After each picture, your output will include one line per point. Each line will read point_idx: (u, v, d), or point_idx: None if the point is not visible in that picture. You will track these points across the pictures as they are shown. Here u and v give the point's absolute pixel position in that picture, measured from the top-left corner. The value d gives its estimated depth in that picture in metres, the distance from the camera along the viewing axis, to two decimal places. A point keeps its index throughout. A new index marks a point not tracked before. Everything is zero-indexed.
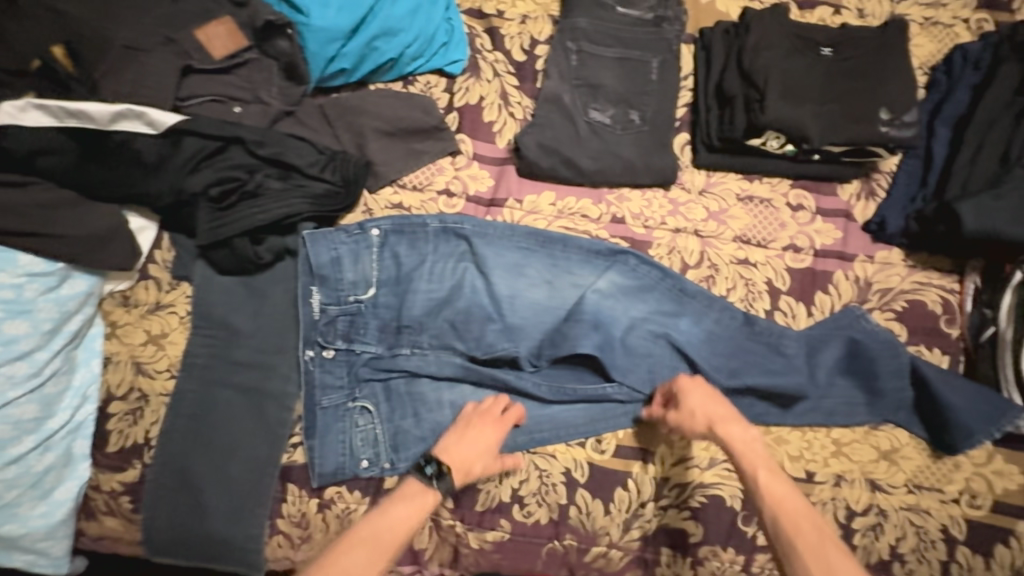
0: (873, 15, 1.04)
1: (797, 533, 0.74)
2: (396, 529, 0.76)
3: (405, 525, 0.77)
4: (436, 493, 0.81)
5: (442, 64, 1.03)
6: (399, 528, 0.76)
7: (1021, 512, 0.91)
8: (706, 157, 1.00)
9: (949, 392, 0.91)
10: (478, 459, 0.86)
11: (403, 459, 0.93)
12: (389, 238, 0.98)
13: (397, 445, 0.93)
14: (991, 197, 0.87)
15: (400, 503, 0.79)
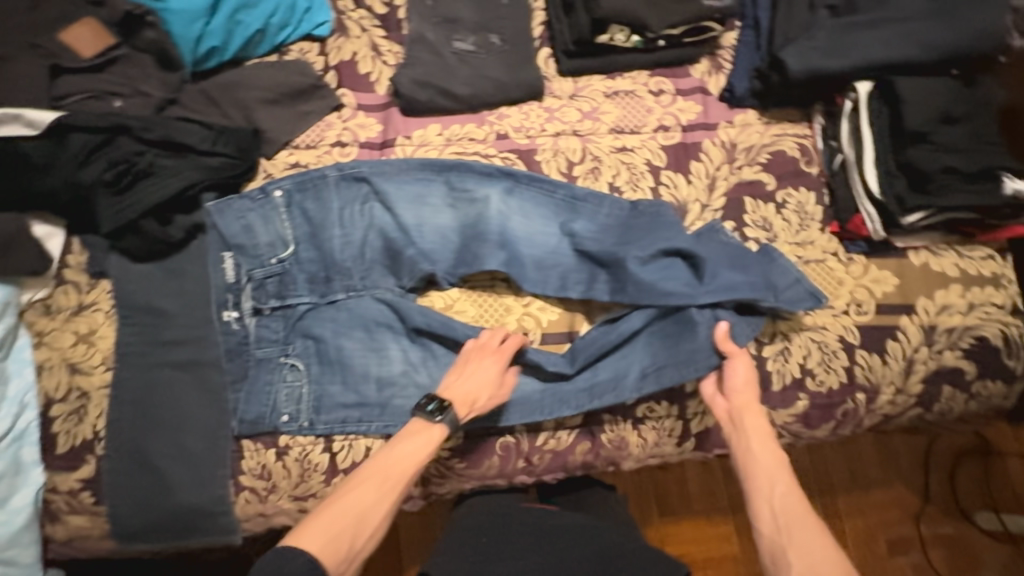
0: None
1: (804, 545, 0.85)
2: (402, 466, 0.88)
3: (417, 456, 0.89)
4: (441, 426, 0.90)
5: (310, 28, 1.09)
6: (406, 464, 0.88)
7: (901, 309, 1.03)
8: (567, 64, 1.09)
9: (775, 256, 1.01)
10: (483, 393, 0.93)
11: (323, 420, 0.96)
12: (294, 197, 1.01)
13: (318, 406, 0.97)
14: (807, 40, 0.99)
15: (405, 443, 0.90)
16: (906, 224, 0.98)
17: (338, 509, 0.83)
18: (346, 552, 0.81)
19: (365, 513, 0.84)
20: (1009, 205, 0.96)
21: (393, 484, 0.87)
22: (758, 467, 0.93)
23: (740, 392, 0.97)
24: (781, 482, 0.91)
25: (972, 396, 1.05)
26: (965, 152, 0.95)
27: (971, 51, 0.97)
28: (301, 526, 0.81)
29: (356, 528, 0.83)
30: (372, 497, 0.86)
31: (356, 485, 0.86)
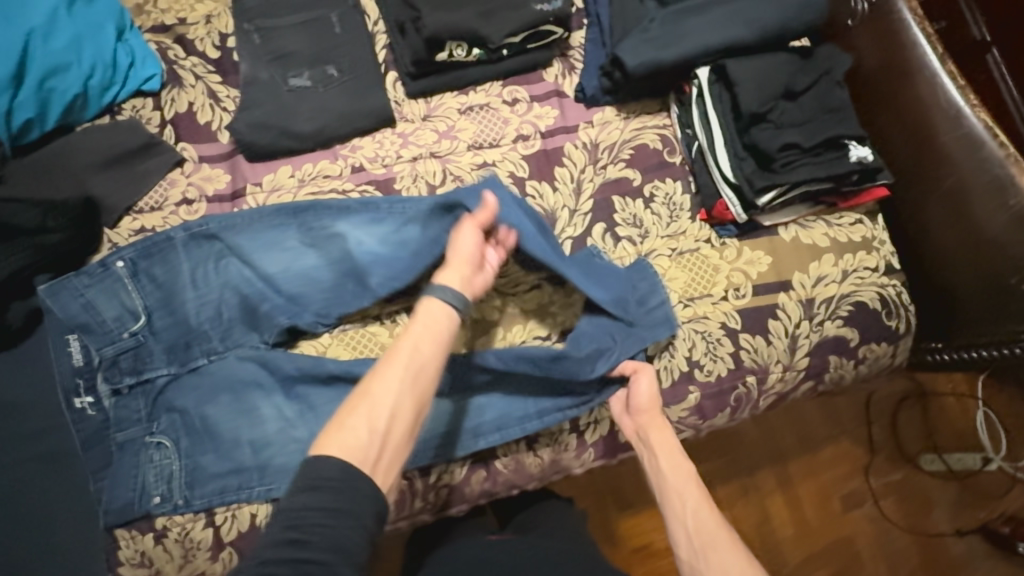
0: None
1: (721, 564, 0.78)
2: (422, 341, 0.76)
3: (425, 338, 0.77)
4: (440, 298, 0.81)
5: (138, 84, 1.04)
6: (421, 338, 0.76)
7: (777, 287, 1.03)
8: (414, 85, 1.06)
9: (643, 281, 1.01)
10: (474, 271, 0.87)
11: (199, 495, 0.92)
12: (139, 264, 0.96)
13: (192, 481, 0.92)
14: (640, 33, 0.98)
15: (420, 319, 0.79)
16: (760, 207, 0.98)
17: (360, 399, 0.71)
18: (374, 444, 0.68)
19: (385, 401, 0.71)
20: (858, 171, 0.97)
21: (414, 360, 0.75)
22: (671, 486, 0.87)
23: (644, 407, 0.94)
24: (695, 501, 0.84)
25: (860, 361, 1.06)
26: (806, 125, 0.96)
27: (797, 25, 0.97)
28: (330, 428, 0.69)
29: (377, 419, 0.70)
30: (396, 376, 0.73)
31: (379, 370, 0.74)
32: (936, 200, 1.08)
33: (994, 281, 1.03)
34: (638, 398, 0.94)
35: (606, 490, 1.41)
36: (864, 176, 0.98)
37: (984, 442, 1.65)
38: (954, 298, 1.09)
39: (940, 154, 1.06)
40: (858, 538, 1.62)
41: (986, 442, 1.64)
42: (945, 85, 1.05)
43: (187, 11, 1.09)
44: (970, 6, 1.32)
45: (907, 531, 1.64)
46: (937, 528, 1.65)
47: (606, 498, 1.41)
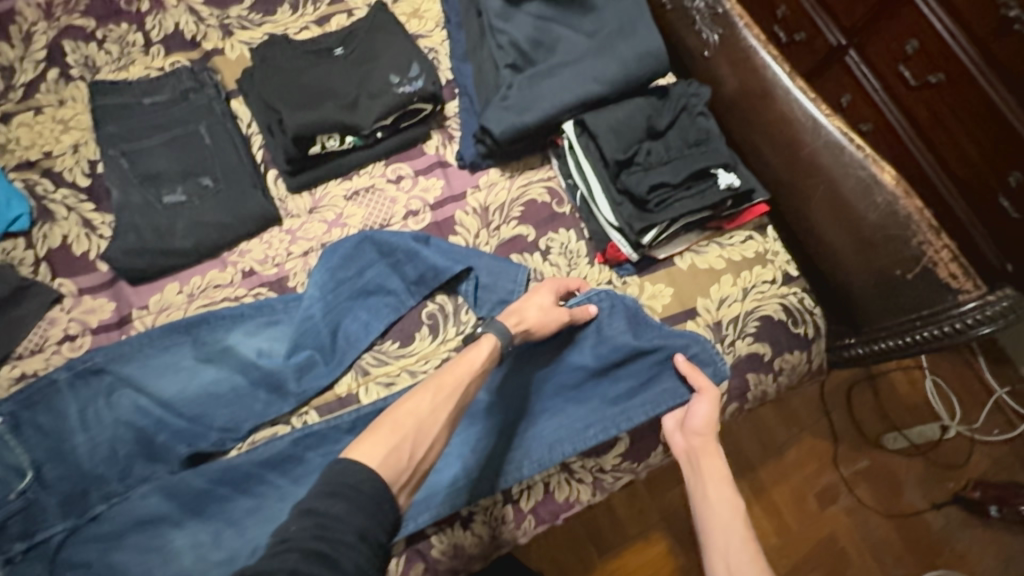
0: (360, 8, 1.18)
1: None
2: (458, 373, 0.82)
3: (463, 368, 0.83)
4: (491, 337, 0.88)
5: (4, 226, 1.00)
6: (460, 373, 0.82)
7: (684, 316, 1.05)
8: (294, 181, 1.06)
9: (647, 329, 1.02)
10: (534, 308, 0.95)
11: None
12: (19, 416, 0.90)
13: None
14: (501, 101, 1.01)
15: (472, 352, 0.86)
16: (646, 245, 1.00)
17: (399, 417, 0.74)
18: (409, 462, 0.71)
19: (426, 422, 0.75)
20: (731, 197, 1.00)
21: (450, 392, 0.80)
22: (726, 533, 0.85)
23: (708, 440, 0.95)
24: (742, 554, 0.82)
25: (778, 373, 1.07)
26: (674, 163, 1.00)
27: (644, 72, 1.02)
28: (362, 435, 0.71)
29: (415, 440, 0.73)
30: (439, 401, 0.78)
31: (415, 393, 0.78)
32: (813, 205, 1.12)
33: (882, 275, 1.06)
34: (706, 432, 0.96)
35: (583, 534, 1.36)
36: (738, 200, 1.02)
37: (939, 411, 1.66)
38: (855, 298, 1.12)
39: (810, 163, 1.11)
40: (839, 534, 1.57)
41: (940, 410, 1.66)
42: (798, 100, 1.12)
43: (52, 144, 1.07)
44: (817, 12, 1.30)
45: (884, 517, 1.59)
46: (913, 505, 1.60)
47: (583, 544, 1.35)
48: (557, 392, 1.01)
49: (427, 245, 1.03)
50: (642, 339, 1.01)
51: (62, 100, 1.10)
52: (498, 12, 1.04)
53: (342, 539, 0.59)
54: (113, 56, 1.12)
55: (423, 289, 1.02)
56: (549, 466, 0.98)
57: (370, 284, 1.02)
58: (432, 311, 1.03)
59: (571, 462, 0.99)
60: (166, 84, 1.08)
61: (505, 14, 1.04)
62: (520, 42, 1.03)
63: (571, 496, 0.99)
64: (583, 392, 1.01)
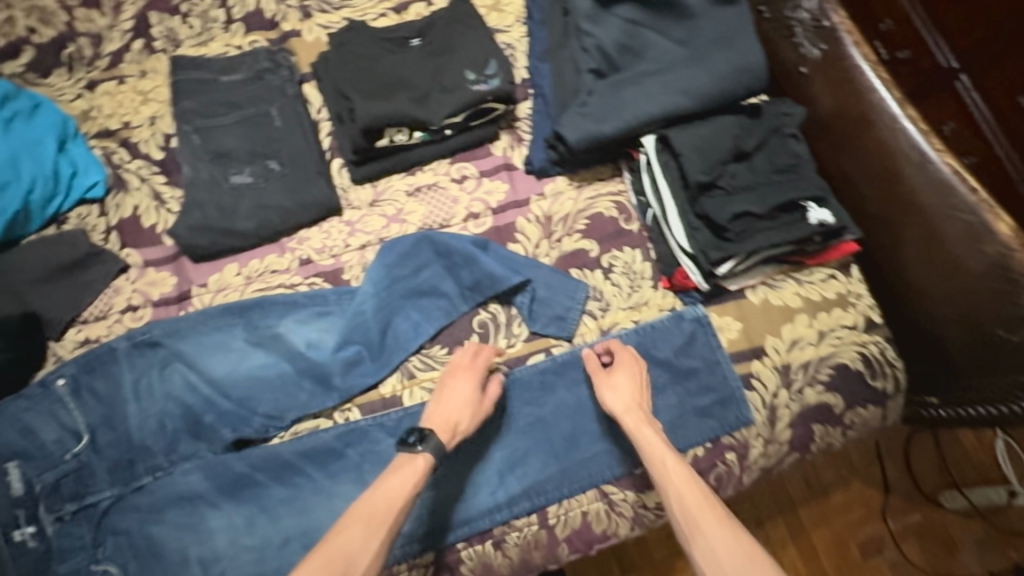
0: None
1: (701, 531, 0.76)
2: (390, 501, 0.80)
3: (401, 491, 0.81)
4: (424, 456, 0.84)
5: (81, 192, 1.03)
6: (393, 499, 0.80)
7: (752, 354, 0.97)
8: (359, 172, 1.04)
9: (690, 359, 0.97)
10: (464, 418, 0.88)
11: None
12: (80, 380, 0.92)
13: None
14: (579, 107, 0.96)
15: (403, 472, 0.83)
16: (721, 276, 0.92)
17: (329, 554, 0.74)
18: None
19: (356, 554, 0.75)
20: (820, 233, 0.92)
21: (382, 520, 0.78)
22: (684, 505, 0.80)
23: (635, 416, 0.89)
24: (703, 525, 0.77)
25: (847, 427, 0.98)
26: (760, 190, 0.92)
27: (739, 88, 0.94)
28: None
29: (347, 571, 0.73)
30: (369, 535, 0.77)
31: (348, 524, 0.77)
32: (906, 245, 1.03)
33: (978, 332, 0.96)
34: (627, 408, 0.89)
35: None
36: (828, 237, 0.93)
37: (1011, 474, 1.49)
38: (944, 351, 1.02)
39: (910, 201, 1.01)
40: None
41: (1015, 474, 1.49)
42: (906, 129, 1.01)
43: (131, 114, 1.09)
44: (926, 27, 1.19)
45: None
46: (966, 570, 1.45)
47: None
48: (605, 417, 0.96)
49: (486, 251, 0.99)
50: (688, 366, 0.96)
51: (144, 71, 1.11)
52: (587, 14, 0.97)
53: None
54: (195, 30, 1.13)
55: (475, 296, 0.99)
56: (590, 494, 0.93)
57: (421, 285, 0.99)
58: (483, 319, 0.99)
59: (614, 492, 0.94)
60: (243, 63, 1.07)
61: (592, 17, 0.97)
62: (607, 48, 0.96)
63: (610, 527, 0.94)
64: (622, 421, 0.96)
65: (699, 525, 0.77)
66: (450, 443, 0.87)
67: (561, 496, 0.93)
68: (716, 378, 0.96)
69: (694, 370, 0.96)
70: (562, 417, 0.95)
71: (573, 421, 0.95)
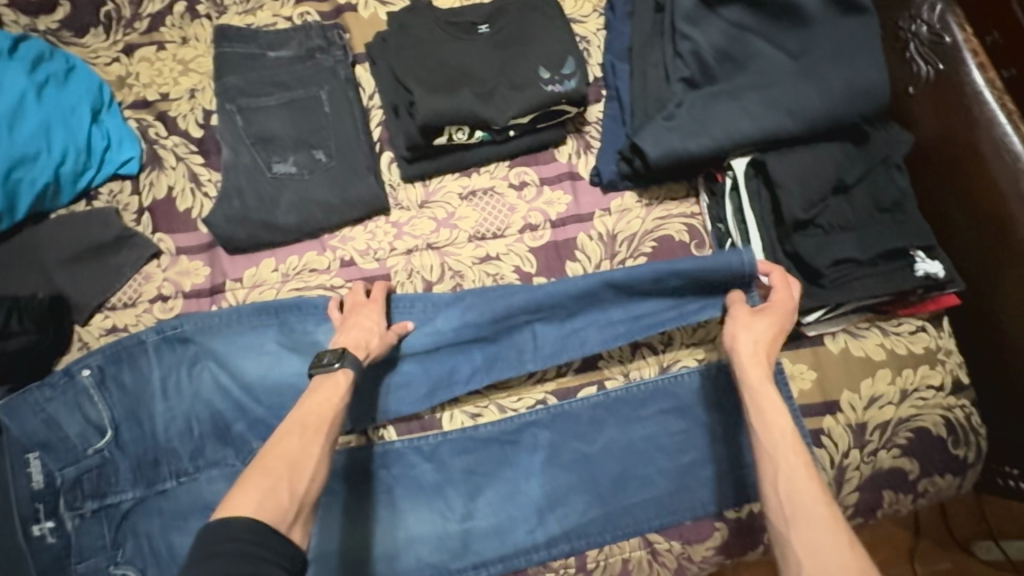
0: None
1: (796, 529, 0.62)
2: (321, 409, 0.72)
3: (329, 403, 0.73)
4: (344, 371, 0.77)
5: (114, 168, 0.96)
6: (322, 409, 0.72)
7: (824, 408, 0.89)
8: (411, 169, 0.95)
9: None
10: (374, 334, 0.83)
11: None
12: (106, 371, 0.88)
13: None
14: (664, 120, 0.87)
15: (323, 388, 0.75)
16: (802, 323, 0.87)
17: (271, 462, 0.65)
18: (290, 499, 0.62)
19: (298, 460, 0.66)
20: (923, 286, 0.85)
21: (318, 425, 0.70)
22: (793, 495, 0.64)
23: (755, 366, 0.75)
24: (805, 513, 0.62)
25: (919, 496, 0.90)
26: (858, 232, 0.85)
27: (847, 113, 0.85)
28: (233, 493, 0.61)
29: (292, 477, 0.64)
30: (309, 438, 0.69)
31: (280, 436, 0.68)
32: (1018, 305, 0.87)
33: None
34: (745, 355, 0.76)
35: None
36: (930, 290, 0.86)
37: None
38: None
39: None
40: None
41: None
42: None
43: (170, 85, 1.01)
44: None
45: None
46: None
47: None
48: (656, 461, 0.89)
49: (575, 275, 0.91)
50: None
51: (186, 38, 1.03)
52: (686, 13, 0.90)
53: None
54: None
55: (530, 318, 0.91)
56: (633, 542, 0.86)
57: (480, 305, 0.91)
58: None
59: (660, 543, 0.86)
60: (293, 39, 0.98)
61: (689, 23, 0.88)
62: (704, 52, 0.88)
63: None
64: (676, 468, 0.88)
65: (802, 511, 0.63)
66: (366, 360, 0.81)
67: (602, 542, 0.86)
68: None
69: None
70: (610, 458, 0.88)
71: (622, 462, 0.88)
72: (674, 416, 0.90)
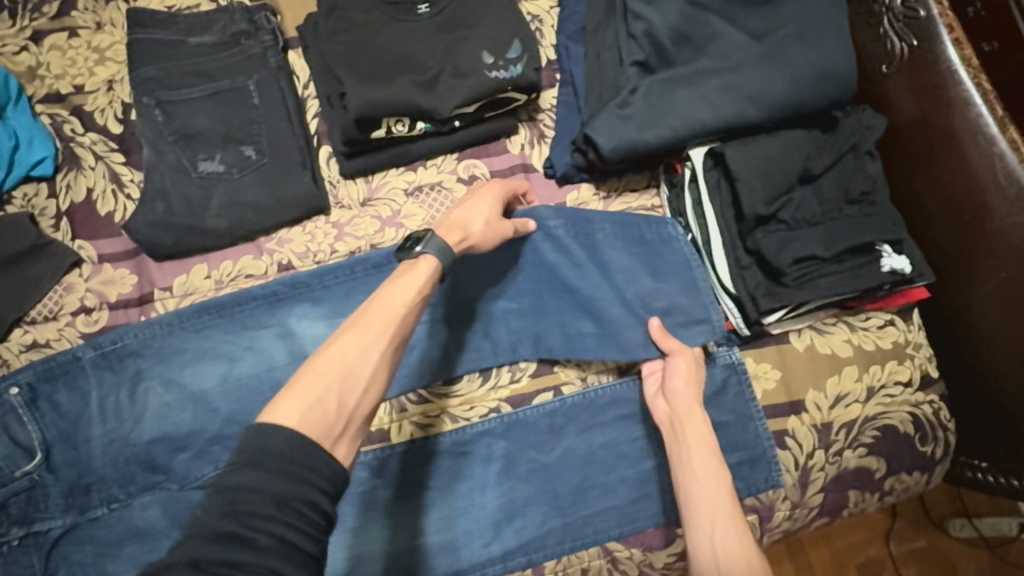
0: None
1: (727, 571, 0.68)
2: (389, 308, 0.65)
3: (399, 300, 0.65)
4: (428, 257, 0.70)
5: (25, 170, 0.88)
6: (395, 307, 0.65)
7: (790, 407, 0.85)
8: (351, 165, 0.88)
9: (715, 411, 0.84)
10: (475, 218, 0.76)
11: None
12: (37, 390, 0.81)
13: None
14: (618, 108, 0.80)
15: (403, 282, 0.68)
16: (765, 323, 0.83)
17: (324, 365, 0.59)
18: (338, 413, 0.57)
19: (354, 364, 0.60)
20: (890, 282, 0.81)
21: (384, 328, 0.63)
22: (724, 540, 0.70)
23: (695, 426, 0.79)
24: (736, 561, 0.68)
25: (885, 493, 0.88)
26: (821, 227, 0.80)
27: (810, 100, 0.80)
28: (281, 393, 0.57)
29: (345, 386, 0.59)
30: (368, 342, 0.62)
31: (344, 331, 0.62)
32: (991, 297, 0.83)
33: None
34: (689, 412, 0.80)
35: None
36: (899, 286, 0.82)
37: None
38: (1017, 423, 0.85)
39: (998, 244, 0.82)
40: None
41: None
42: (1004, 156, 0.81)
43: (84, 76, 0.92)
44: None
45: None
46: None
47: None
48: (616, 469, 0.85)
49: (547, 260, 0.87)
50: (715, 417, 0.84)
51: (100, 24, 0.94)
52: None
53: (255, 512, 0.48)
54: None
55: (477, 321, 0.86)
56: (591, 550, 0.83)
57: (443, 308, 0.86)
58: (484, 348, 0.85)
59: (619, 550, 0.84)
60: (215, 23, 0.90)
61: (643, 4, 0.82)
62: (660, 36, 0.81)
63: None
64: (636, 476, 0.85)
65: (732, 556, 0.69)
66: (458, 246, 0.73)
67: (560, 551, 0.83)
68: (747, 435, 0.84)
69: (723, 422, 0.84)
70: (567, 468, 0.85)
71: (580, 472, 0.85)
72: (632, 422, 0.86)
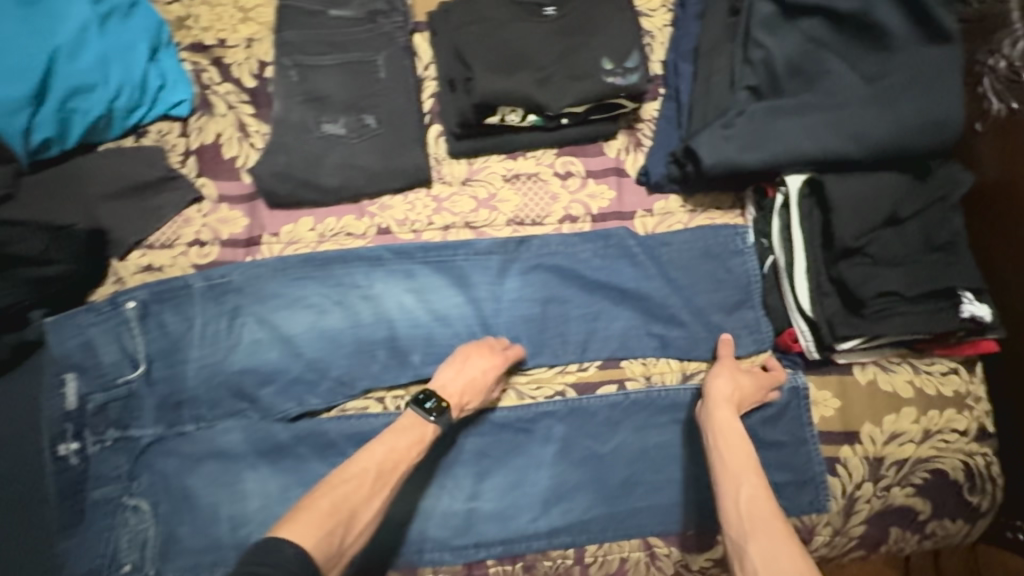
0: None
1: (751, 538, 0.70)
2: (399, 456, 0.77)
3: (406, 454, 0.78)
4: (435, 427, 0.81)
5: (165, 108, 0.96)
6: (400, 457, 0.78)
7: (844, 437, 0.88)
8: (459, 145, 0.95)
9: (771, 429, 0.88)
10: (476, 393, 0.84)
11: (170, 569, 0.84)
12: (149, 308, 0.88)
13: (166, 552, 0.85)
14: (724, 127, 0.85)
15: (404, 430, 0.80)
16: (837, 349, 0.86)
17: (332, 503, 0.71)
18: (338, 547, 0.69)
19: (357, 508, 0.72)
20: (966, 329, 0.84)
21: (386, 479, 0.76)
22: (751, 509, 0.73)
23: (723, 409, 0.82)
24: (761, 529, 0.71)
25: (926, 537, 0.89)
26: (903, 266, 0.84)
27: (910, 144, 0.83)
28: (289, 517, 0.70)
29: (349, 521, 0.71)
30: (372, 486, 0.75)
31: (348, 472, 0.75)
32: None
33: None
34: (720, 398, 0.83)
35: None
36: (970, 334, 0.85)
37: None
38: None
39: None
40: None
41: None
42: None
43: (228, 32, 1.00)
44: None
45: None
46: None
47: None
48: (666, 468, 0.89)
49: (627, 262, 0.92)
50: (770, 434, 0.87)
51: None
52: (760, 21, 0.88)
53: None
54: None
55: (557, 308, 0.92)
56: (632, 542, 0.87)
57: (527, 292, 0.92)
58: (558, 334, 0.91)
59: (660, 547, 0.87)
60: None
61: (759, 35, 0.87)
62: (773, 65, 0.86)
63: None
64: (685, 478, 0.88)
65: (760, 525, 0.71)
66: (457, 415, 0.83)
67: (602, 538, 0.87)
68: (799, 457, 0.87)
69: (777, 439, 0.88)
70: (620, 460, 0.89)
71: (632, 465, 0.88)
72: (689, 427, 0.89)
